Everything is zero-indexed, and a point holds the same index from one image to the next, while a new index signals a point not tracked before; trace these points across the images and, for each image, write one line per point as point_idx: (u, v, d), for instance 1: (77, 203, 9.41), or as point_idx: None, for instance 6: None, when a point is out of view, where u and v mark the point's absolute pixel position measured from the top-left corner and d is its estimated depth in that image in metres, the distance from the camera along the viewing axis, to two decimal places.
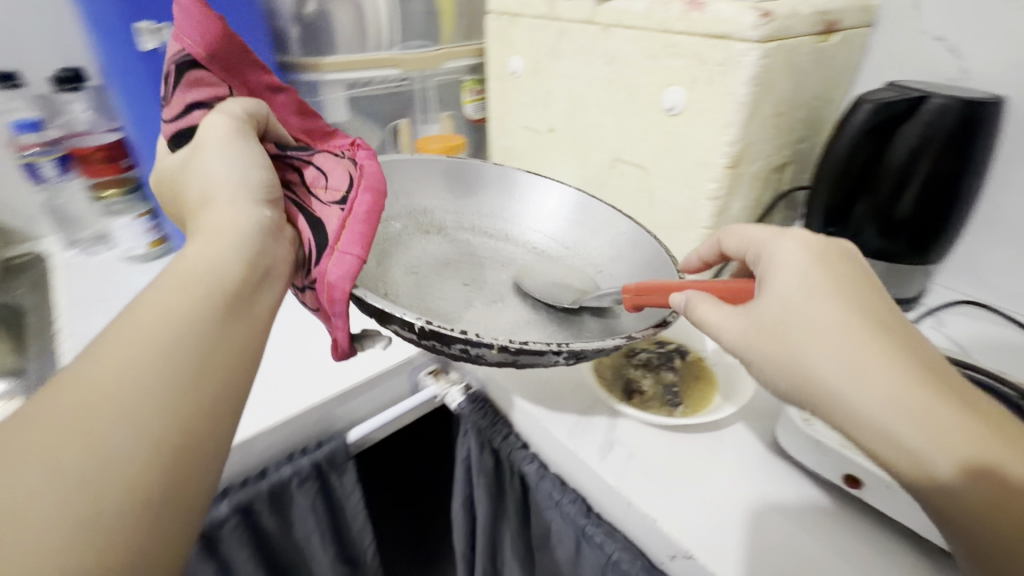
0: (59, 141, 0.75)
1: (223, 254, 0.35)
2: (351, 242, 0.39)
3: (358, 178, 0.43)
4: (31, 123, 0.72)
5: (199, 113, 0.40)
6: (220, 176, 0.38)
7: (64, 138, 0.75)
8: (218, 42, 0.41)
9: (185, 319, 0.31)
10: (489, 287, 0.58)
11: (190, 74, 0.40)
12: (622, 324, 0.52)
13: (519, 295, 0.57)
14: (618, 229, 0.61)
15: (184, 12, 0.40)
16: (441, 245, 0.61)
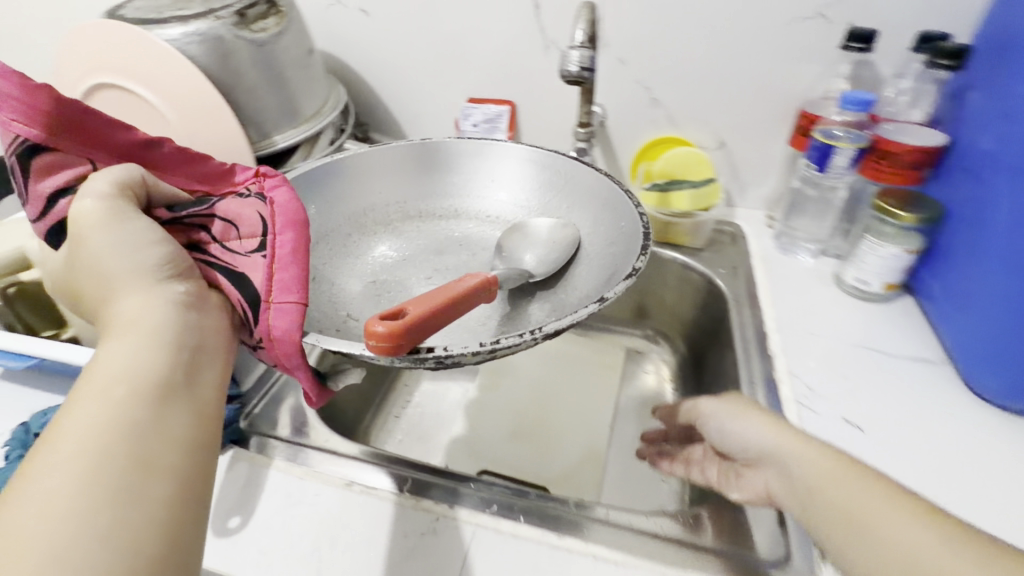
0: (869, 127, 0.57)
1: (141, 342, 0.34)
2: (286, 292, 0.38)
3: (270, 217, 0.41)
4: (868, 99, 0.54)
5: (64, 202, 0.37)
6: (119, 268, 0.36)
7: (872, 126, 0.57)
8: (54, 118, 0.37)
9: (107, 418, 0.31)
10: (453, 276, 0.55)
11: (42, 164, 0.37)
12: (593, 281, 0.49)
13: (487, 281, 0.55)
14: (597, 193, 0.55)
15: (6, 99, 0.36)
16: (395, 244, 0.57)
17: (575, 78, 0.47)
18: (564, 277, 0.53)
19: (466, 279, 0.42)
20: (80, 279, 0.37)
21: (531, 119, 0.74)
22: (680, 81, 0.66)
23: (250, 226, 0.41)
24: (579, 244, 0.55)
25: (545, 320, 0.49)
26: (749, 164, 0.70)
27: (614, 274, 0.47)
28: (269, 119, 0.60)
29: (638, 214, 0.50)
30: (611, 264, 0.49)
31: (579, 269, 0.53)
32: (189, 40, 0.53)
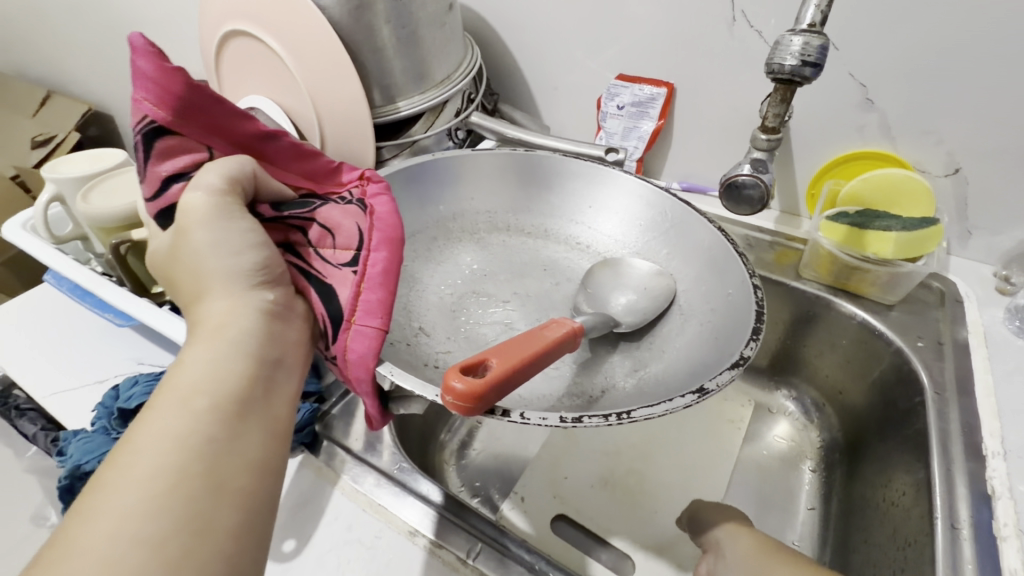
0: None
1: (225, 354, 0.30)
2: (369, 313, 0.33)
3: (368, 230, 0.35)
4: None
5: (177, 186, 0.34)
6: (218, 272, 0.32)
7: None
8: (188, 102, 0.33)
9: (179, 439, 0.26)
10: (537, 301, 0.48)
11: (164, 146, 0.33)
12: (697, 356, 0.40)
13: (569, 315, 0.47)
14: (705, 246, 0.46)
15: (145, 76, 0.32)
16: (478, 255, 0.51)
17: (788, 77, 0.36)
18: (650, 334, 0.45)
19: (547, 327, 0.34)
20: (178, 276, 0.34)
21: (693, 106, 0.61)
22: (916, 81, 0.49)
23: (347, 234, 0.36)
24: (673, 298, 0.46)
25: (622, 381, 0.41)
26: (992, 204, 0.51)
27: (714, 357, 0.38)
28: (398, 83, 0.54)
29: (750, 279, 0.41)
30: (711, 341, 0.40)
31: (670, 329, 0.44)
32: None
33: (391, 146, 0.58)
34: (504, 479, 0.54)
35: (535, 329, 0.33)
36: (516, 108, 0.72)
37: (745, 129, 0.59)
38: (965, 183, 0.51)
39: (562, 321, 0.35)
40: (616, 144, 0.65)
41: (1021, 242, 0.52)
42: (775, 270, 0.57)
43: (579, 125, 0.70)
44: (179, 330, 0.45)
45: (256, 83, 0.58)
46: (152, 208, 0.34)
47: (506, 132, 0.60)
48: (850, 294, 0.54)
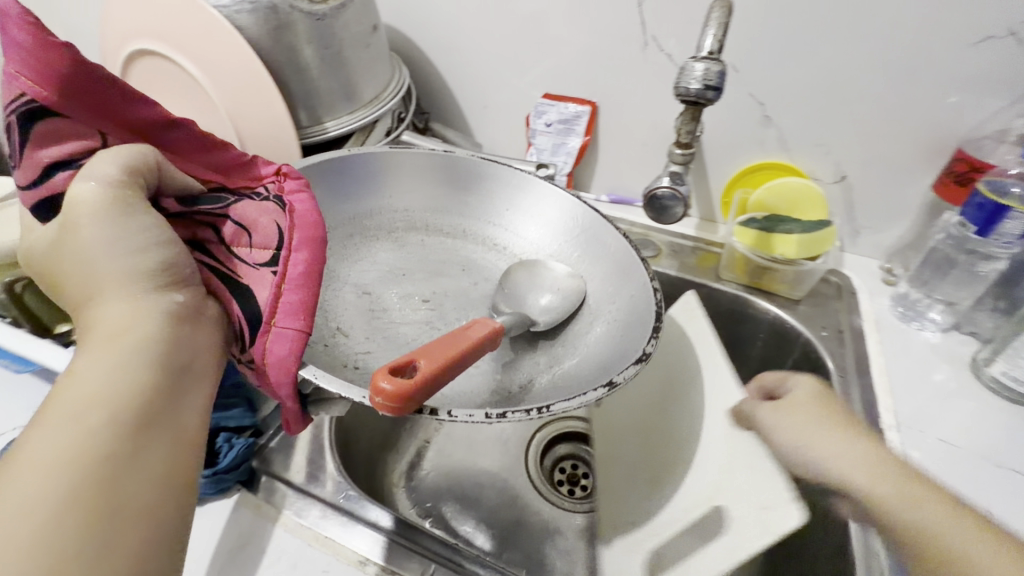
0: None
1: (126, 363, 0.28)
2: (290, 315, 0.32)
3: (287, 230, 0.35)
4: None
5: (64, 175, 0.30)
6: (116, 272, 0.30)
7: None
8: (76, 84, 0.30)
9: (73, 457, 0.25)
10: (454, 305, 0.48)
11: (47, 130, 0.30)
12: (608, 356, 0.41)
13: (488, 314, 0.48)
14: (614, 251, 0.48)
15: (23, 50, 0.28)
16: (392, 256, 0.50)
17: (694, 99, 0.39)
18: (565, 332, 0.46)
19: (472, 327, 0.34)
20: (64, 275, 0.30)
21: (616, 123, 0.64)
22: (804, 100, 0.55)
23: (266, 235, 0.35)
24: (584, 299, 0.47)
25: (540, 376, 0.43)
26: (873, 205, 0.58)
27: (619, 357, 0.40)
28: (326, 102, 0.54)
29: (650, 281, 0.44)
30: (616, 340, 0.42)
31: (581, 328, 0.46)
32: (239, 10, 0.47)
33: None
34: (453, 497, 0.53)
35: (460, 329, 0.34)
36: (448, 127, 0.73)
37: (663, 144, 0.64)
38: (850, 189, 0.58)
39: (486, 321, 0.36)
40: (546, 160, 0.67)
41: (899, 238, 0.59)
42: (699, 273, 0.62)
43: (510, 142, 0.72)
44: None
45: (168, 104, 0.55)
46: (33, 197, 0.31)
47: (438, 150, 0.60)
48: (763, 292, 0.59)
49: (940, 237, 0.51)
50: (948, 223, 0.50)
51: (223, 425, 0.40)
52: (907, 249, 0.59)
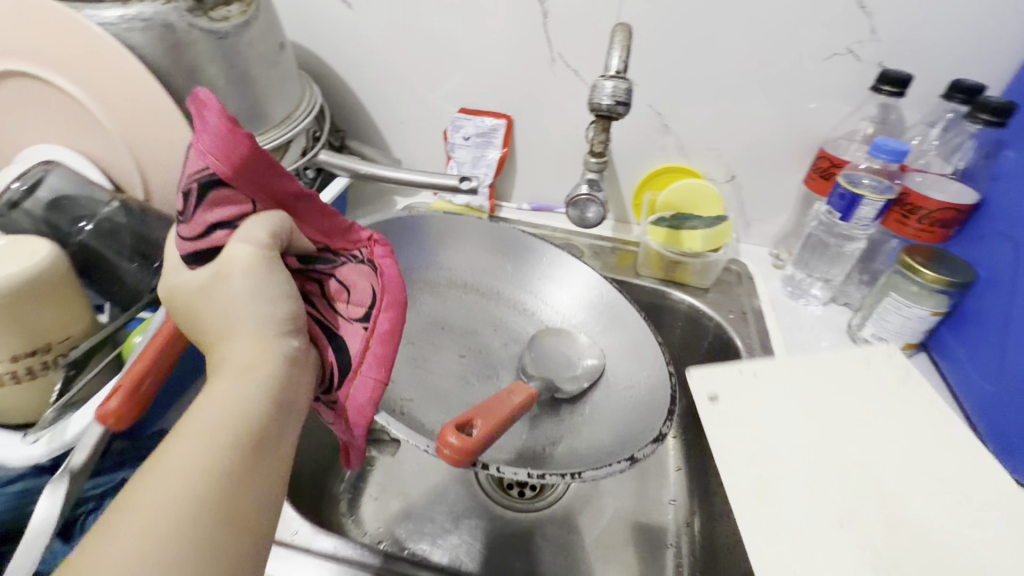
0: (898, 175, 0.54)
1: (252, 402, 0.27)
2: (374, 364, 0.33)
3: (380, 291, 0.35)
4: (900, 149, 0.51)
5: (222, 236, 0.29)
6: (249, 316, 0.29)
7: (900, 175, 0.54)
8: (250, 161, 0.29)
9: (185, 493, 0.24)
10: (487, 360, 0.53)
11: (216, 195, 0.29)
12: (624, 428, 0.46)
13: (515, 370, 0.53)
14: (631, 330, 0.52)
15: (218, 126, 0.28)
16: (440, 311, 0.55)
17: (607, 114, 0.43)
18: (582, 399, 0.51)
19: (511, 393, 0.38)
20: (195, 307, 0.30)
21: (531, 135, 0.67)
22: (695, 110, 0.61)
23: (361, 294, 0.35)
24: (601, 373, 0.51)
25: (564, 435, 0.48)
26: (759, 199, 0.66)
27: (636, 433, 0.44)
28: (234, 124, 0.51)
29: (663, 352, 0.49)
30: (632, 417, 0.46)
31: (598, 397, 0.50)
32: (129, 28, 0.44)
33: None
34: (403, 518, 0.53)
35: (502, 393, 0.37)
36: (365, 143, 0.72)
37: (576, 154, 0.68)
38: (739, 186, 0.66)
39: (523, 386, 0.39)
40: (467, 172, 0.69)
41: (782, 227, 0.68)
42: (618, 271, 0.66)
43: (429, 157, 0.72)
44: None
45: (41, 131, 0.49)
46: (188, 248, 0.30)
47: (358, 168, 0.59)
48: (677, 283, 0.64)
49: (813, 224, 0.60)
50: (818, 212, 0.59)
51: None
52: (789, 236, 0.68)
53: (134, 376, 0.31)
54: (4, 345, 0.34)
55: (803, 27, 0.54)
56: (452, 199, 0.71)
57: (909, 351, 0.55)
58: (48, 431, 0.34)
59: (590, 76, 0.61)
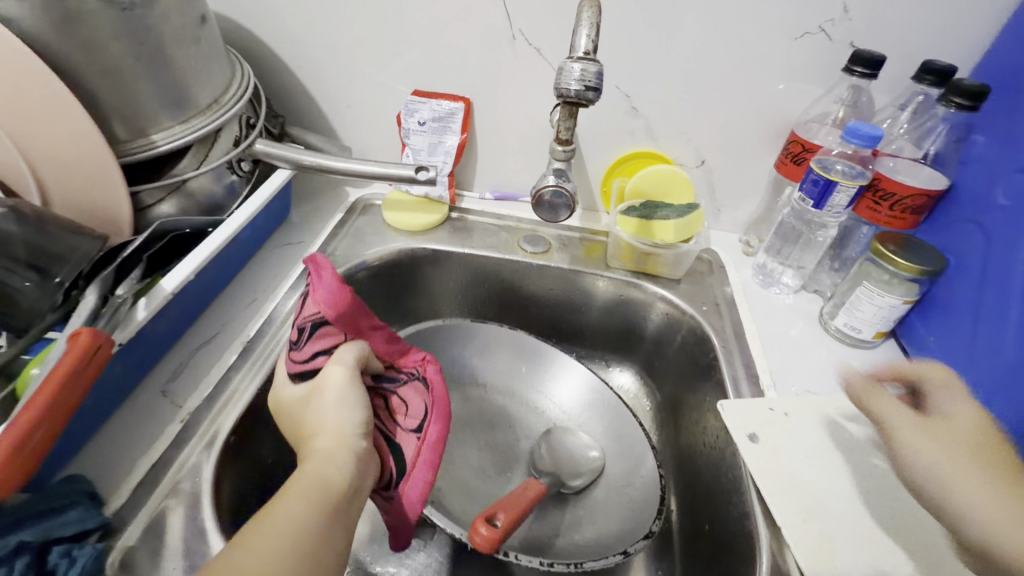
0: (870, 160, 0.53)
1: (334, 473, 0.32)
2: (424, 467, 0.40)
3: (430, 405, 0.44)
4: (873, 134, 0.49)
5: (322, 359, 0.39)
6: (340, 407, 0.36)
7: (871, 161, 0.53)
8: (348, 307, 0.41)
9: (296, 526, 0.28)
10: (503, 452, 0.57)
11: (321, 331, 0.40)
12: (623, 528, 0.51)
13: (526, 467, 0.56)
14: (628, 437, 0.57)
15: (329, 285, 0.40)
16: (464, 411, 0.60)
17: (575, 100, 0.38)
18: (583, 495, 0.55)
19: (528, 488, 0.47)
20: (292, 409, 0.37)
21: (492, 119, 0.63)
22: (665, 91, 0.58)
23: (415, 409, 0.43)
24: (599, 473, 0.56)
25: (566, 523, 0.53)
26: (729, 186, 0.64)
27: (631, 530, 0.50)
28: (148, 111, 0.44)
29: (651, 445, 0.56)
30: (631, 515, 0.52)
31: (597, 491, 0.55)
32: None
33: (152, 189, 0.47)
34: (369, 540, 0.49)
35: (521, 487, 0.47)
36: (311, 130, 0.66)
37: (540, 140, 0.63)
38: (709, 172, 0.63)
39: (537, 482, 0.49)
40: (424, 161, 0.64)
41: (752, 213, 0.66)
42: (544, 257, 0.63)
43: (383, 145, 0.67)
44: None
45: None
46: (298, 369, 0.39)
47: (301, 160, 0.53)
48: (648, 276, 0.62)
49: (785, 212, 0.58)
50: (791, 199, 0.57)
51: (58, 535, 0.31)
52: (759, 222, 0.66)
53: (19, 434, 0.28)
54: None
55: (776, 3, 0.51)
56: (408, 189, 0.66)
57: (880, 339, 0.54)
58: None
59: (554, 55, 0.57)
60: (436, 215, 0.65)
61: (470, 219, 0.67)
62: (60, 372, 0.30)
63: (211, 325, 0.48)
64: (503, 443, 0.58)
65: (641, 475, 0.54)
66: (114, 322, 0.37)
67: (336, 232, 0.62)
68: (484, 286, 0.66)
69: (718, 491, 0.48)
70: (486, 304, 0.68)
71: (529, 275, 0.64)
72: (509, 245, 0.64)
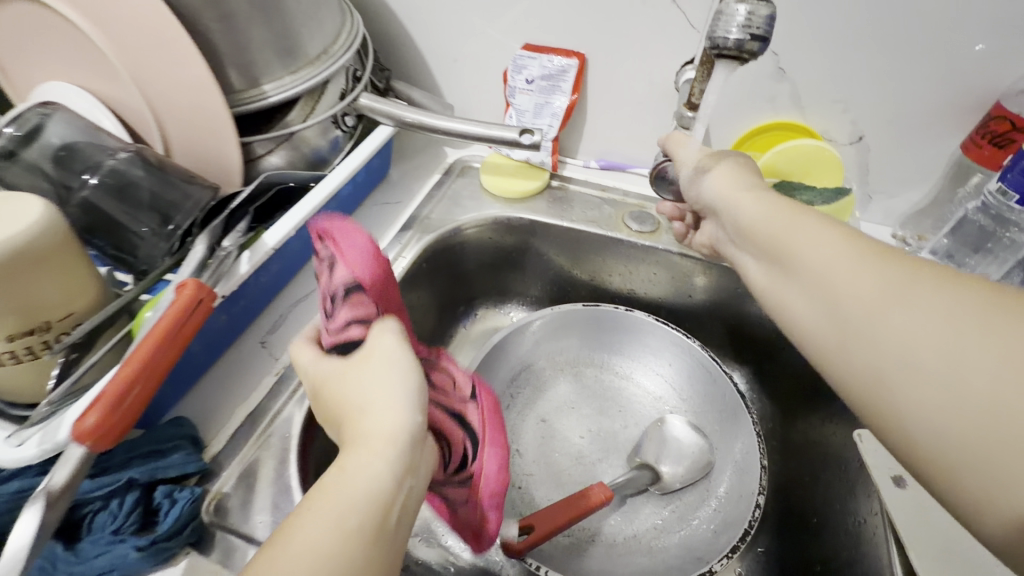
0: None
1: (376, 470, 0.25)
2: (498, 434, 0.39)
3: (476, 384, 0.41)
4: None
5: (358, 329, 0.32)
6: (386, 388, 0.29)
7: None
8: (386, 277, 0.35)
9: (337, 550, 0.22)
10: (601, 441, 0.55)
11: (355, 297, 0.33)
12: (715, 540, 0.46)
13: (625, 457, 0.54)
14: (740, 443, 0.51)
15: (362, 250, 0.34)
16: (553, 397, 0.58)
17: (734, 53, 0.32)
18: (681, 495, 0.51)
19: (590, 493, 0.45)
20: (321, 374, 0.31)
21: (607, 78, 0.56)
22: (825, 48, 0.48)
23: (464, 384, 0.40)
24: (706, 470, 0.51)
25: (659, 521, 0.49)
26: (890, 169, 0.53)
27: (728, 539, 0.46)
28: (261, 61, 0.44)
29: (758, 441, 0.49)
30: (726, 520, 0.48)
31: (692, 498, 0.50)
32: None
33: (263, 140, 0.47)
34: None
35: (582, 494, 0.45)
36: (415, 86, 0.63)
37: (659, 104, 0.56)
38: (866, 150, 0.53)
39: (604, 485, 0.46)
40: (528, 123, 0.59)
41: (913, 204, 0.55)
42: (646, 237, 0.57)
43: (486, 103, 0.63)
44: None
45: (52, 64, 0.43)
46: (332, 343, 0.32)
47: (403, 116, 0.51)
48: None
49: (971, 205, 0.48)
50: (984, 191, 0.46)
51: (162, 476, 0.32)
52: (921, 215, 0.55)
53: (125, 379, 0.27)
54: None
55: None
56: (508, 153, 0.62)
57: None
58: (45, 425, 0.29)
59: (690, 5, 0.48)
60: (536, 181, 0.60)
61: (571, 189, 0.62)
62: (166, 321, 0.29)
63: (309, 282, 0.48)
64: (588, 435, 0.55)
65: (746, 489, 0.48)
66: (218, 274, 0.37)
67: (433, 194, 0.60)
68: (580, 260, 0.61)
69: (846, 526, 0.42)
70: (580, 279, 0.63)
71: (632, 255, 0.58)
72: (612, 221, 0.59)
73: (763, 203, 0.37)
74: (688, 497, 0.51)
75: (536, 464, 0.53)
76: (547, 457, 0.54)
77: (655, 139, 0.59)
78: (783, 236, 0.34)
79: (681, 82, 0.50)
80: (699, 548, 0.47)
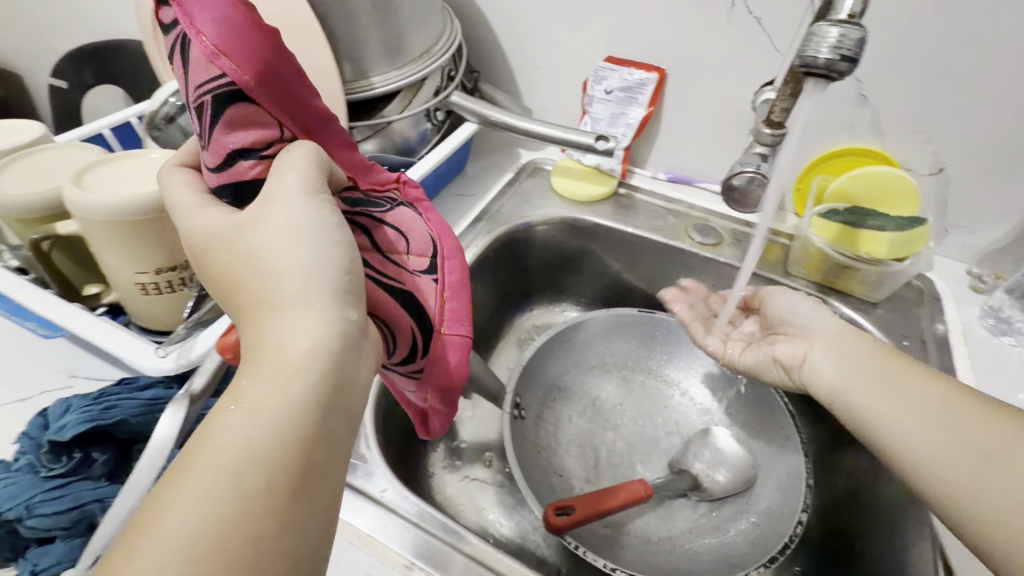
0: None
1: (288, 382, 0.23)
2: (456, 322, 0.35)
3: (437, 238, 0.36)
4: None
5: (247, 165, 0.28)
6: (297, 265, 0.25)
7: None
8: (277, 68, 0.26)
9: (258, 453, 0.22)
10: (639, 443, 0.57)
11: (234, 116, 0.27)
12: (754, 550, 0.47)
13: (667, 462, 0.55)
14: (788, 457, 0.51)
15: (229, 26, 0.25)
16: (598, 397, 0.59)
17: (822, 72, 0.34)
18: (719, 504, 0.51)
19: (629, 486, 0.46)
20: (219, 253, 0.27)
21: (684, 93, 0.58)
22: (911, 77, 0.48)
23: (419, 243, 0.35)
24: (750, 487, 0.52)
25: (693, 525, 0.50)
26: (972, 204, 0.52)
27: (762, 548, 0.46)
28: (369, 56, 0.49)
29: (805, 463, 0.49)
30: (763, 534, 0.48)
31: (733, 509, 0.51)
32: None
33: (362, 128, 0.53)
34: (484, 487, 0.52)
35: (620, 484, 0.46)
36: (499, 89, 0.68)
37: (734, 122, 0.58)
38: (946, 182, 0.52)
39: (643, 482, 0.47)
40: (602, 131, 0.61)
41: (992, 241, 0.54)
42: (765, 266, 0.57)
43: (564, 109, 0.66)
44: (123, 345, 0.38)
45: None
46: (223, 182, 0.28)
47: (489, 115, 0.55)
48: (837, 292, 0.54)
49: None
50: None
51: None
52: (1001, 253, 0.53)
53: None
54: (152, 257, 0.36)
55: None
56: (581, 159, 0.65)
57: None
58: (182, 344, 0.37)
59: (778, 29, 0.50)
60: (604, 187, 0.63)
61: (638, 198, 0.64)
62: None
63: None
64: (632, 432, 0.57)
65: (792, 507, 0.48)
66: None
67: (504, 191, 0.63)
68: (640, 268, 0.63)
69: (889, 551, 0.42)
70: (636, 285, 0.65)
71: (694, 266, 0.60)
72: (676, 231, 0.60)
73: (863, 340, 0.40)
74: (726, 508, 0.51)
75: (579, 455, 0.55)
76: (591, 450, 0.56)
77: (727, 155, 0.60)
78: (884, 373, 0.37)
79: (758, 101, 0.51)
80: (735, 556, 0.47)
